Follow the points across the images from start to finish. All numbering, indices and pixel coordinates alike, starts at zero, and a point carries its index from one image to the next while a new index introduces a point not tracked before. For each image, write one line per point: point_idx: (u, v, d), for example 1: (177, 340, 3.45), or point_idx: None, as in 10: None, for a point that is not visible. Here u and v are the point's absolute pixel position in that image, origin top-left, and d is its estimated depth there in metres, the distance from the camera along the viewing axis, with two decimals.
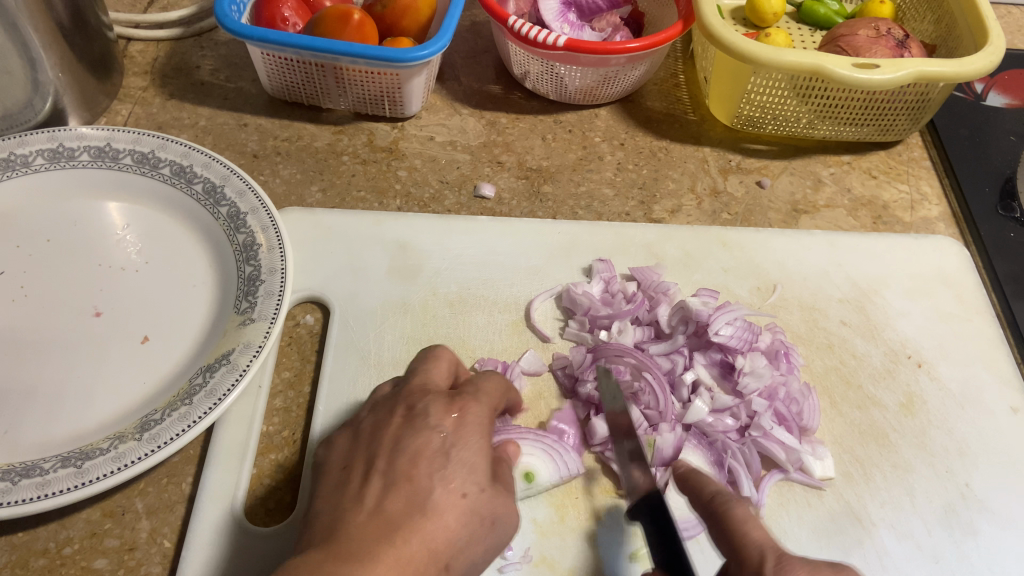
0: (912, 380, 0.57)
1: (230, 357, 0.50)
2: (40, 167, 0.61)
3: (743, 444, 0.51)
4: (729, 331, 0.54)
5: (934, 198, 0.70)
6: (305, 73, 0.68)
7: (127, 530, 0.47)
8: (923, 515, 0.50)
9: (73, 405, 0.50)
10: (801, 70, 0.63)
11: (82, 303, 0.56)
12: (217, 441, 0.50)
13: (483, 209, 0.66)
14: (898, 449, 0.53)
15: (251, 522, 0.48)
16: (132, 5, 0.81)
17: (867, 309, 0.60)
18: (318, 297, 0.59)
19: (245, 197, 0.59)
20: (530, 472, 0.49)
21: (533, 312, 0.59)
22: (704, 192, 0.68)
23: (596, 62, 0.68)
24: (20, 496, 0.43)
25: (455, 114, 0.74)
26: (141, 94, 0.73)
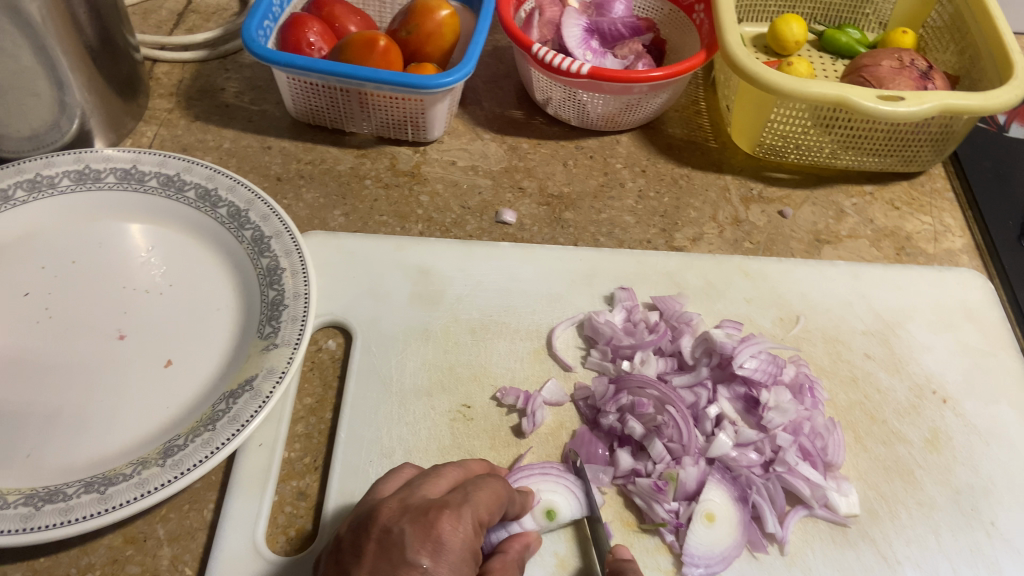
0: (937, 416, 0.56)
1: (253, 383, 0.50)
2: (66, 188, 0.62)
3: (767, 480, 0.51)
4: (754, 365, 0.54)
5: (957, 230, 0.69)
6: (329, 97, 0.68)
7: (148, 557, 0.47)
8: (949, 554, 0.50)
9: (96, 429, 0.51)
10: (825, 101, 0.63)
11: (106, 326, 0.57)
12: (239, 468, 0.50)
13: (504, 235, 0.66)
14: (923, 487, 0.53)
15: (273, 550, 0.48)
16: (159, 26, 0.81)
17: (891, 342, 0.60)
18: (341, 322, 0.59)
19: (270, 222, 0.59)
20: (551, 509, 0.49)
21: (555, 341, 0.58)
22: (726, 221, 0.68)
23: (619, 90, 0.68)
24: (43, 522, 0.43)
25: (477, 139, 0.74)
26: (166, 115, 0.73)
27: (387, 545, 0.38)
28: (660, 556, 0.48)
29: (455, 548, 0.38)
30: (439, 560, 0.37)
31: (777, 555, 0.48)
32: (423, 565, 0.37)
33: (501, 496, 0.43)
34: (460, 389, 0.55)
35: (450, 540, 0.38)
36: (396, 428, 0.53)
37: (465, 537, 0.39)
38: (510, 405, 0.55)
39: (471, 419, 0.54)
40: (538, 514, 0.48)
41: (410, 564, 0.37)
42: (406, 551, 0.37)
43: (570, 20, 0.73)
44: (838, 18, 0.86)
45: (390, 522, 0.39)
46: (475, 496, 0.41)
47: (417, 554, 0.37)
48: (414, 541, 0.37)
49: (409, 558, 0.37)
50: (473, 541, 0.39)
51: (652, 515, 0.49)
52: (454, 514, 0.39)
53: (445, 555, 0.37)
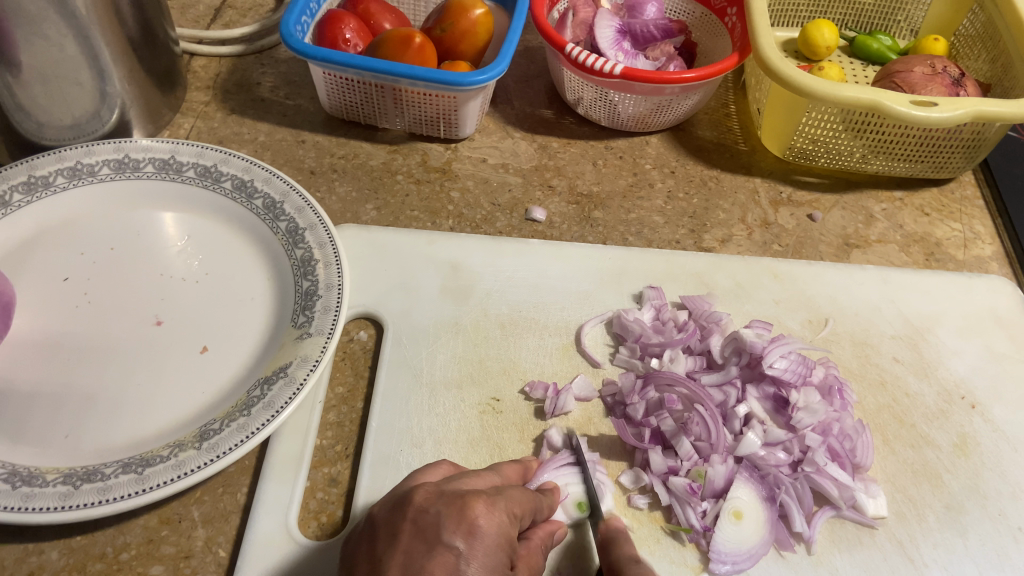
0: (965, 421, 0.56)
1: (288, 371, 0.51)
2: (105, 176, 0.63)
3: (795, 479, 0.51)
4: (784, 364, 0.54)
5: (987, 237, 0.69)
6: (363, 93, 0.69)
7: (183, 538, 0.48)
8: (976, 559, 0.50)
9: (133, 411, 0.52)
10: (857, 105, 0.63)
11: (144, 311, 0.58)
12: (271, 455, 0.51)
13: (534, 233, 0.67)
14: (951, 490, 0.53)
15: (305, 535, 0.48)
16: (196, 20, 0.83)
17: (920, 347, 0.60)
18: (372, 314, 0.60)
19: (305, 214, 0.60)
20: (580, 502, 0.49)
21: (583, 337, 0.59)
22: (755, 223, 0.68)
23: (650, 91, 0.69)
24: (82, 501, 0.44)
25: (508, 138, 0.75)
26: (203, 108, 0.75)
27: (421, 526, 0.39)
28: (687, 552, 0.48)
29: (490, 534, 0.39)
30: (473, 544, 0.38)
31: (804, 554, 0.49)
32: (458, 547, 0.38)
33: (535, 496, 0.45)
34: (489, 382, 0.56)
35: (485, 524, 0.39)
36: (426, 419, 0.54)
37: (499, 524, 0.40)
38: (539, 399, 0.55)
39: (500, 411, 0.55)
40: (569, 508, 0.49)
41: (446, 544, 0.38)
42: (443, 531, 0.38)
43: (603, 21, 0.73)
44: (869, 25, 0.86)
45: (426, 504, 0.40)
46: (509, 492, 0.43)
47: (452, 535, 0.38)
48: (450, 524, 0.39)
49: (445, 538, 0.38)
50: (507, 530, 0.41)
51: (680, 517, 0.49)
52: (490, 502, 0.41)
53: (480, 539, 0.39)
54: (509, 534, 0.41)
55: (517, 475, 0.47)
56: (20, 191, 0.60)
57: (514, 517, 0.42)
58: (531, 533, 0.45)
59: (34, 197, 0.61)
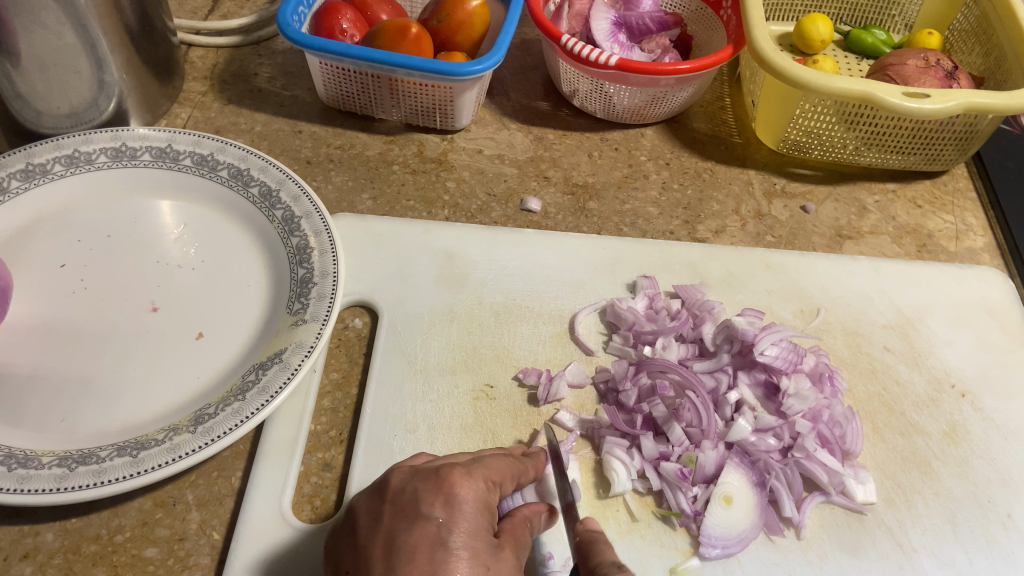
0: (955, 410, 0.57)
1: (282, 356, 0.51)
2: (102, 165, 0.64)
3: (785, 465, 0.51)
4: (775, 352, 0.55)
5: (979, 229, 0.70)
6: (360, 84, 0.70)
7: (177, 521, 0.48)
8: (964, 545, 0.50)
9: (128, 396, 0.52)
10: (850, 97, 0.63)
11: (140, 298, 0.58)
12: (266, 440, 0.51)
13: (529, 223, 0.67)
14: (940, 478, 0.53)
15: (299, 518, 0.49)
16: (194, 12, 0.83)
17: (911, 336, 0.60)
18: (367, 302, 0.60)
19: (301, 202, 0.60)
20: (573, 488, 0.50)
21: (577, 325, 0.59)
22: (748, 214, 0.69)
23: (645, 83, 0.69)
24: (77, 483, 0.45)
25: (503, 129, 0.75)
26: (201, 98, 0.75)
27: (400, 505, 0.40)
28: (677, 536, 0.49)
29: (470, 501, 0.40)
30: (453, 513, 0.39)
31: (793, 539, 0.49)
32: (437, 518, 0.39)
33: (513, 465, 0.45)
34: (483, 369, 0.56)
35: (463, 493, 0.40)
36: (420, 405, 0.54)
37: (477, 492, 0.41)
38: (533, 385, 0.56)
39: (493, 398, 0.55)
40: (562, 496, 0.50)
41: (426, 517, 0.39)
42: (421, 505, 0.39)
43: (599, 13, 0.74)
44: (864, 19, 0.86)
45: (402, 485, 0.41)
46: (486, 462, 0.43)
47: (431, 507, 0.39)
48: (427, 497, 0.40)
49: (423, 511, 0.39)
50: (485, 496, 0.41)
51: (671, 501, 0.50)
52: (466, 470, 0.42)
53: (458, 507, 0.39)
54: (489, 499, 0.41)
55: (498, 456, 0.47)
56: (17, 178, 0.61)
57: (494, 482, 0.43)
58: (515, 511, 0.44)
59: (31, 183, 0.61)
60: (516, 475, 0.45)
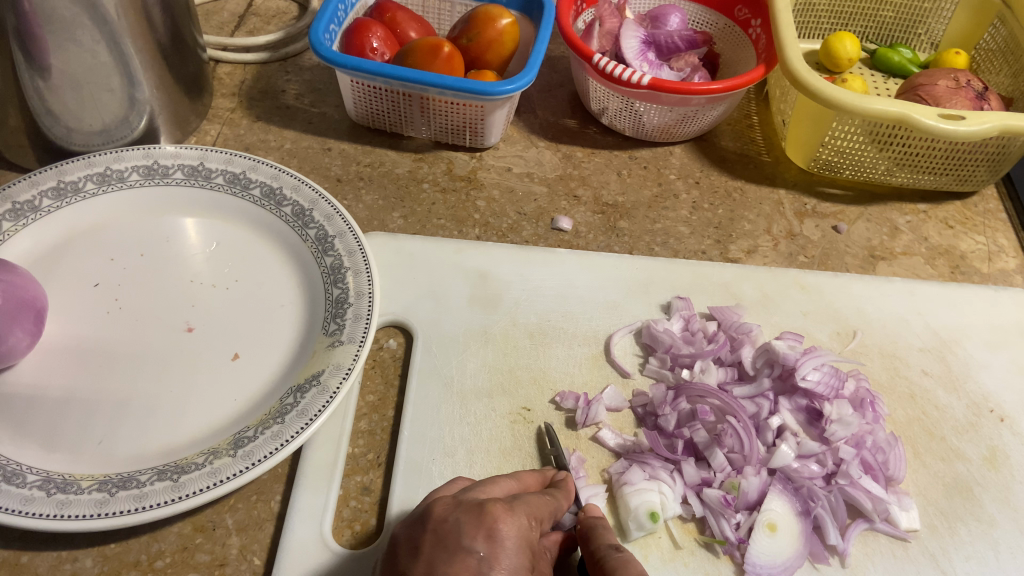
0: (994, 434, 0.56)
1: (321, 379, 0.51)
2: (135, 183, 0.64)
3: (829, 492, 0.51)
4: (817, 377, 0.54)
5: (1011, 251, 0.70)
6: (391, 102, 0.70)
7: (217, 546, 0.47)
8: (1009, 572, 0.50)
9: (166, 418, 0.51)
10: (886, 118, 0.63)
11: (174, 318, 0.58)
12: (305, 463, 0.51)
13: (561, 242, 0.67)
14: (982, 504, 0.53)
15: (340, 544, 0.48)
16: (220, 27, 0.83)
17: (948, 359, 0.60)
18: (402, 322, 0.60)
19: (334, 221, 0.60)
20: (651, 511, 0.48)
21: (613, 347, 0.59)
22: (780, 234, 0.69)
23: (676, 102, 0.69)
24: (119, 508, 0.44)
25: (532, 147, 0.75)
26: (229, 115, 0.75)
27: (442, 535, 0.39)
28: (721, 564, 0.48)
29: (512, 537, 0.40)
30: (495, 547, 0.39)
31: (838, 567, 0.49)
32: (479, 552, 0.39)
33: (553, 499, 0.45)
34: (520, 392, 0.56)
35: (505, 529, 0.40)
36: (458, 428, 0.54)
37: (519, 528, 0.40)
38: (570, 409, 0.55)
39: (531, 421, 0.55)
40: (641, 517, 0.48)
41: (467, 549, 0.38)
42: (463, 537, 0.39)
43: (628, 32, 0.74)
44: (889, 38, 0.87)
45: (445, 514, 0.41)
46: (527, 498, 0.43)
47: (472, 540, 0.39)
48: (470, 529, 0.39)
49: (465, 543, 0.39)
50: (527, 533, 0.41)
51: (714, 529, 0.49)
52: (510, 507, 0.41)
53: (500, 542, 0.39)
54: (530, 537, 0.41)
55: (533, 479, 0.47)
56: (49, 196, 0.61)
57: (536, 516, 0.42)
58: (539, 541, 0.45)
59: (64, 202, 0.61)
60: (554, 513, 0.44)
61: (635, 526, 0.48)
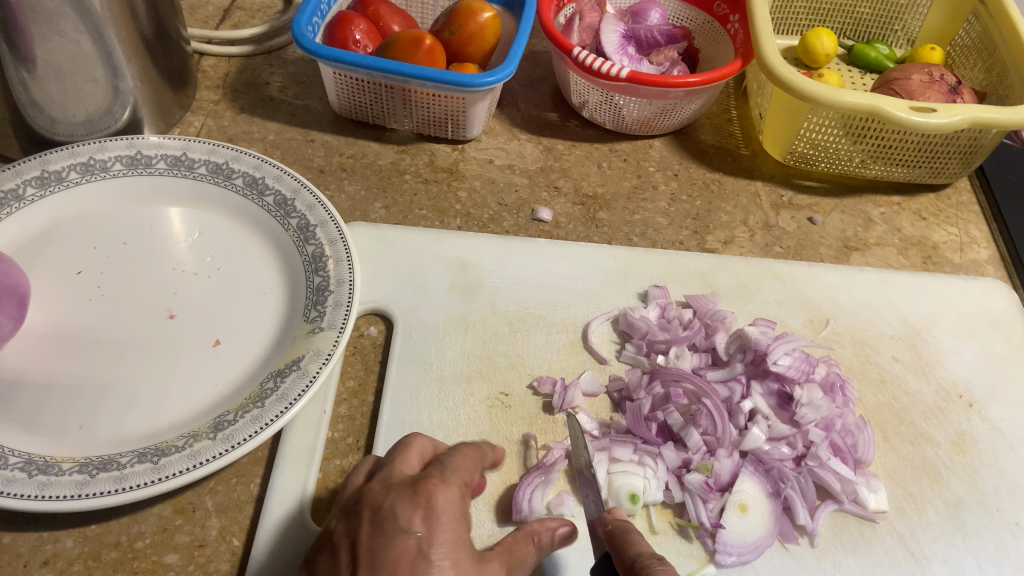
0: (963, 420, 0.58)
1: (301, 363, 0.52)
2: (118, 172, 0.64)
3: (798, 474, 0.52)
4: (788, 361, 0.55)
5: (983, 242, 0.71)
6: (373, 94, 0.70)
7: (197, 527, 0.48)
8: (974, 552, 0.51)
9: (147, 402, 0.52)
10: (858, 110, 0.64)
11: (157, 305, 0.58)
12: (285, 446, 0.52)
13: (541, 232, 0.68)
14: (950, 486, 0.54)
15: (318, 525, 0.49)
16: (205, 21, 0.83)
17: (918, 347, 0.61)
18: (382, 310, 0.60)
19: (316, 211, 0.61)
20: (632, 493, 0.50)
21: (590, 334, 0.60)
22: (756, 226, 0.70)
23: (655, 95, 0.70)
24: (99, 489, 0.45)
25: (514, 139, 0.76)
26: (214, 107, 0.75)
27: (379, 519, 0.40)
28: (693, 544, 0.49)
29: (447, 510, 0.41)
30: (432, 526, 0.40)
31: (807, 547, 0.50)
32: (416, 532, 0.39)
33: (478, 461, 0.46)
34: (498, 377, 0.57)
35: (441, 506, 0.41)
36: (436, 413, 0.54)
37: (453, 501, 0.42)
38: (547, 394, 0.56)
39: (509, 406, 0.55)
40: (621, 497, 0.50)
41: (405, 531, 0.39)
42: (400, 520, 0.40)
43: (609, 26, 0.75)
44: (867, 34, 0.88)
45: (379, 500, 0.41)
46: (452, 463, 0.44)
47: (409, 521, 0.40)
48: (404, 510, 0.40)
49: (402, 526, 0.39)
50: (460, 502, 0.42)
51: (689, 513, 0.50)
52: (440, 479, 0.42)
53: (437, 520, 0.40)
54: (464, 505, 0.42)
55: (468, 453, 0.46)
56: (34, 185, 0.61)
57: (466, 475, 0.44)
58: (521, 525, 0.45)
59: (47, 191, 0.62)
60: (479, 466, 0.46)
61: (615, 505, 0.49)
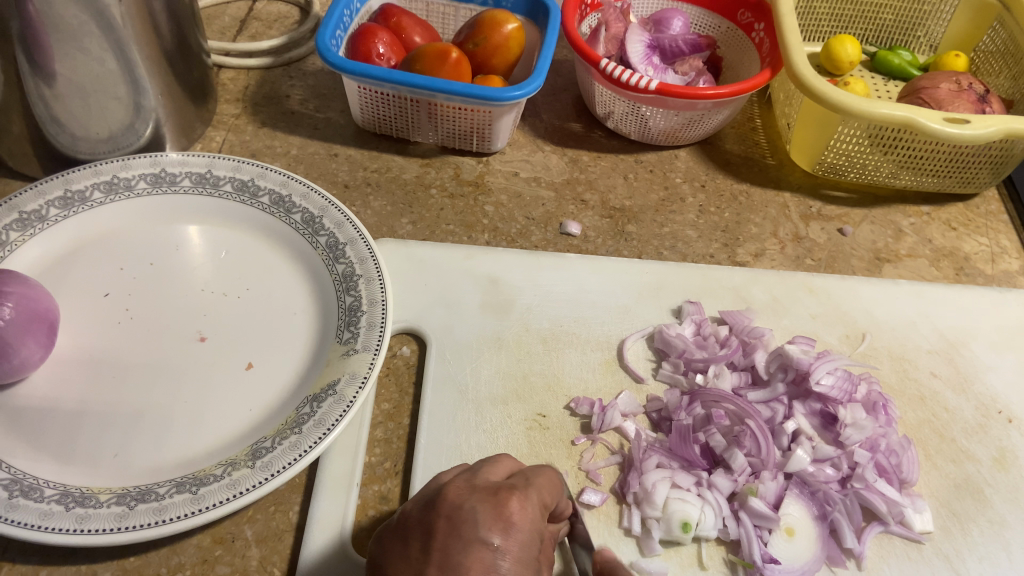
0: (1004, 436, 0.57)
1: (337, 388, 0.51)
2: (142, 191, 0.63)
3: (844, 495, 0.51)
4: (830, 381, 0.55)
5: (1014, 252, 0.70)
6: (398, 107, 0.70)
7: (237, 558, 0.47)
8: (1022, 572, 0.50)
9: (182, 429, 0.51)
10: (891, 122, 0.64)
11: (186, 328, 0.57)
12: (323, 472, 0.51)
13: (570, 247, 0.67)
14: (993, 505, 0.53)
15: (360, 554, 0.48)
16: (222, 31, 0.82)
17: (956, 361, 0.61)
18: (415, 330, 0.59)
19: (345, 228, 0.60)
20: (686, 522, 0.49)
21: (626, 352, 0.59)
22: (787, 238, 0.69)
23: (683, 106, 0.69)
24: (138, 521, 0.44)
25: (538, 151, 0.75)
26: (234, 121, 0.74)
27: (456, 522, 0.39)
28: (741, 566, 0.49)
29: (525, 528, 0.40)
30: (510, 539, 0.39)
31: (855, 570, 0.49)
32: (494, 544, 0.38)
33: (559, 484, 0.45)
34: (535, 398, 0.56)
35: (520, 520, 0.40)
36: (473, 435, 0.54)
37: (532, 517, 0.41)
38: (585, 415, 0.56)
39: (547, 427, 0.55)
40: (673, 524, 0.49)
41: (483, 541, 0.38)
42: (480, 529, 0.39)
43: (634, 36, 0.74)
44: (889, 40, 0.87)
45: (459, 500, 0.40)
46: (538, 480, 0.43)
47: (488, 532, 0.39)
48: (486, 519, 0.39)
49: (480, 535, 0.38)
50: (537, 520, 0.41)
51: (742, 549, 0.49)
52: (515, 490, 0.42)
53: (514, 534, 0.39)
54: (540, 522, 0.41)
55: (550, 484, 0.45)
56: (57, 206, 0.60)
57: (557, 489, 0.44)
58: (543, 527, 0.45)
59: (71, 211, 0.61)
60: (560, 494, 0.45)
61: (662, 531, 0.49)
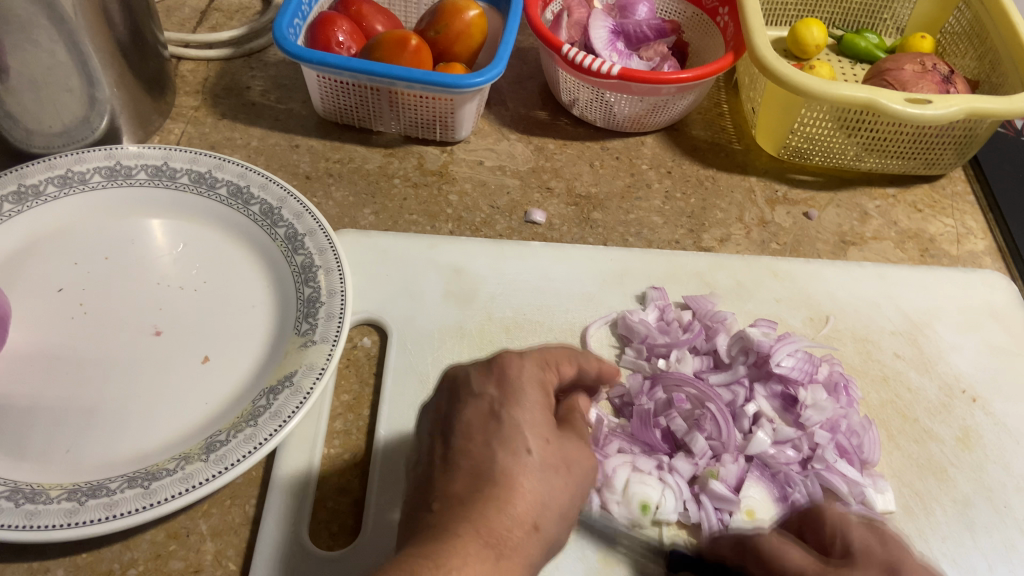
0: (967, 415, 0.57)
1: (293, 380, 0.50)
2: (97, 184, 0.62)
3: (805, 477, 0.51)
4: (791, 363, 0.55)
5: (979, 233, 0.70)
6: (359, 97, 0.69)
7: (191, 552, 0.47)
8: (984, 551, 0.50)
9: (135, 425, 0.50)
10: (853, 103, 0.63)
11: (142, 322, 0.56)
12: (279, 465, 0.50)
13: (535, 235, 0.67)
14: (956, 484, 0.53)
15: (318, 547, 0.48)
16: (182, 24, 0.81)
17: (920, 342, 0.61)
18: (376, 321, 0.59)
19: (303, 219, 0.59)
20: (646, 503, 0.49)
21: (589, 338, 0.59)
22: (752, 222, 0.69)
23: (647, 91, 0.69)
24: (88, 517, 0.43)
25: (503, 140, 0.75)
26: (193, 113, 0.73)
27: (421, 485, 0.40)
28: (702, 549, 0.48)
29: (521, 381, 0.43)
30: (504, 390, 0.42)
31: None
32: (488, 395, 0.42)
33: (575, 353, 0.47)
34: None
35: (515, 375, 0.43)
36: None
37: (531, 374, 0.43)
38: None
39: None
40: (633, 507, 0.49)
41: (478, 394, 0.42)
42: (473, 387, 0.43)
43: (597, 21, 0.73)
44: (855, 24, 0.87)
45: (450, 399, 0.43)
46: (545, 348, 0.46)
47: (484, 387, 0.42)
48: (478, 380, 0.43)
49: (476, 391, 0.42)
50: (542, 377, 0.44)
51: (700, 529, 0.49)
52: (499, 380, 0.43)
53: (510, 386, 0.42)
54: (545, 379, 0.44)
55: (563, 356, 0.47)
56: (10, 201, 0.59)
57: (547, 366, 0.45)
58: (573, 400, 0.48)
59: (25, 206, 0.60)
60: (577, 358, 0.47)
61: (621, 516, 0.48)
